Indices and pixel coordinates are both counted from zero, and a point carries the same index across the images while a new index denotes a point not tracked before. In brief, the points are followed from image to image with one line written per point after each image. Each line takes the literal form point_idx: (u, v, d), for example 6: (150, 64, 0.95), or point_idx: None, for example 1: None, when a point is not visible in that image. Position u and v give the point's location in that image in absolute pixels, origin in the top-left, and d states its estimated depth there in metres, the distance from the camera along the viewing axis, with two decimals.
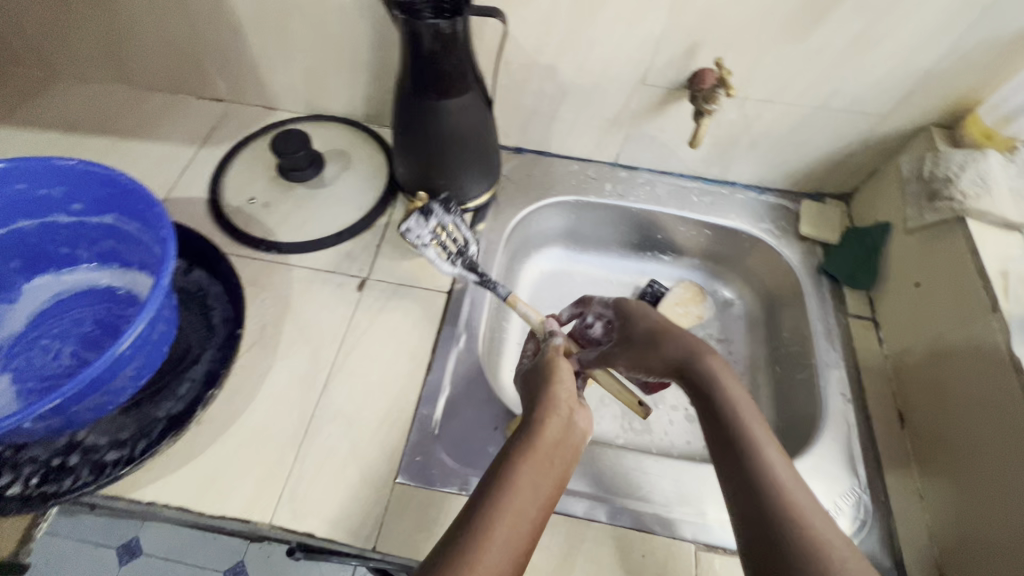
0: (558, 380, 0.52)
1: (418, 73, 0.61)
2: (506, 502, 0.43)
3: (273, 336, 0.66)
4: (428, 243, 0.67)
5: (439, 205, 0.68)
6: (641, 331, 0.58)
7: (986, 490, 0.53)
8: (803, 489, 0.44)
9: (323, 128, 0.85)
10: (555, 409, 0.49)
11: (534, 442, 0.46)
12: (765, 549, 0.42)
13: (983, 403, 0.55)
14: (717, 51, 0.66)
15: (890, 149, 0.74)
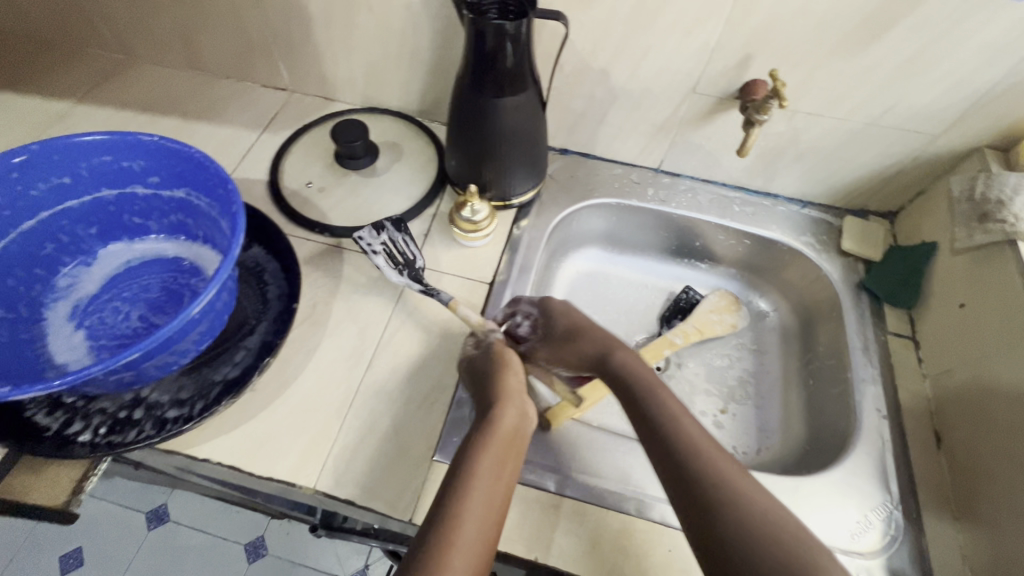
0: (506, 379, 0.61)
1: (479, 71, 0.64)
2: (472, 488, 0.50)
3: (324, 313, 0.69)
4: (377, 251, 0.69)
5: (393, 223, 0.72)
6: (563, 327, 0.69)
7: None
8: (713, 444, 0.55)
9: (378, 120, 0.88)
10: (506, 405, 0.58)
11: (490, 435, 0.55)
12: (692, 497, 0.51)
13: None
14: (771, 63, 0.67)
15: (940, 169, 0.74)
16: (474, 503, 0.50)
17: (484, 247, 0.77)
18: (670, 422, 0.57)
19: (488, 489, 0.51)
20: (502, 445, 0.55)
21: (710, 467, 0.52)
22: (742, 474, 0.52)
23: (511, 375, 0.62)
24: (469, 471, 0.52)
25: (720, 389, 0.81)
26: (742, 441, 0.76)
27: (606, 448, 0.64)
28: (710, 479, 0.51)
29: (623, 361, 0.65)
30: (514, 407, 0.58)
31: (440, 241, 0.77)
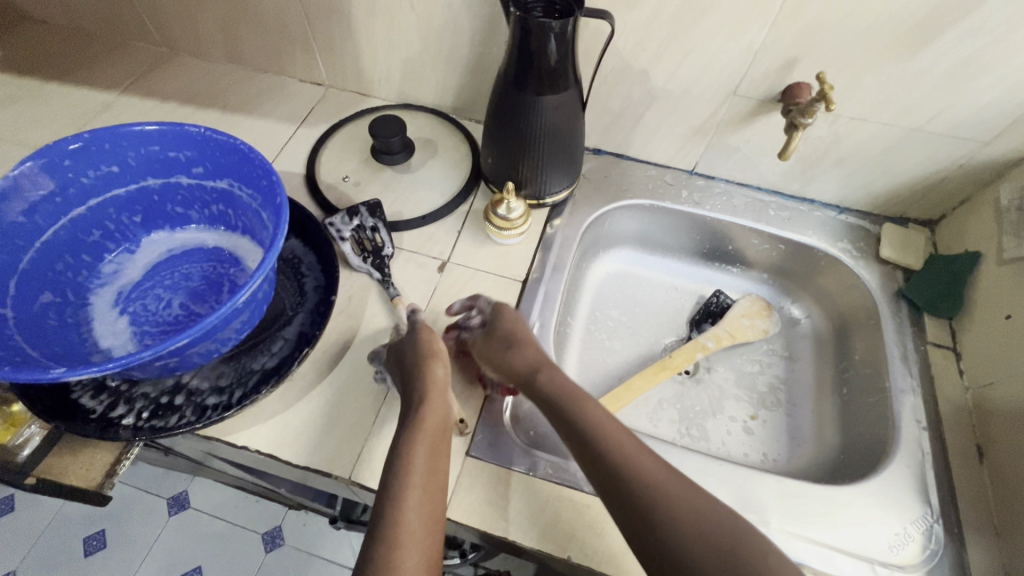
0: (430, 375, 0.57)
1: (522, 67, 0.64)
2: (405, 505, 0.48)
3: (359, 306, 0.70)
4: (345, 237, 0.72)
5: (366, 209, 0.74)
6: (494, 334, 0.63)
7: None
8: (645, 451, 0.52)
9: (414, 117, 0.89)
10: (431, 404, 0.55)
11: (416, 440, 0.52)
12: (629, 509, 0.49)
13: None
14: (817, 66, 0.66)
15: (987, 177, 0.72)
16: (408, 525, 0.47)
17: (517, 245, 0.77)
18: (596, 438, 0.53)
19: (422, 501, 0.49)
20: (431, 447, 0.52)
21: (640, 480, 0.50)
22: (681, 481, 0.50)
23: (435, 371, 0.58)
24: (399, 485, 0.49)
25: (750, 395, 0.80)
26: (773, 448, 0.76)
27: None
28: (642, 497, 0.49)
29: (544, 371, 0.60)
30: (439, 402, 0.56)
31: (474, 237, 0.77)
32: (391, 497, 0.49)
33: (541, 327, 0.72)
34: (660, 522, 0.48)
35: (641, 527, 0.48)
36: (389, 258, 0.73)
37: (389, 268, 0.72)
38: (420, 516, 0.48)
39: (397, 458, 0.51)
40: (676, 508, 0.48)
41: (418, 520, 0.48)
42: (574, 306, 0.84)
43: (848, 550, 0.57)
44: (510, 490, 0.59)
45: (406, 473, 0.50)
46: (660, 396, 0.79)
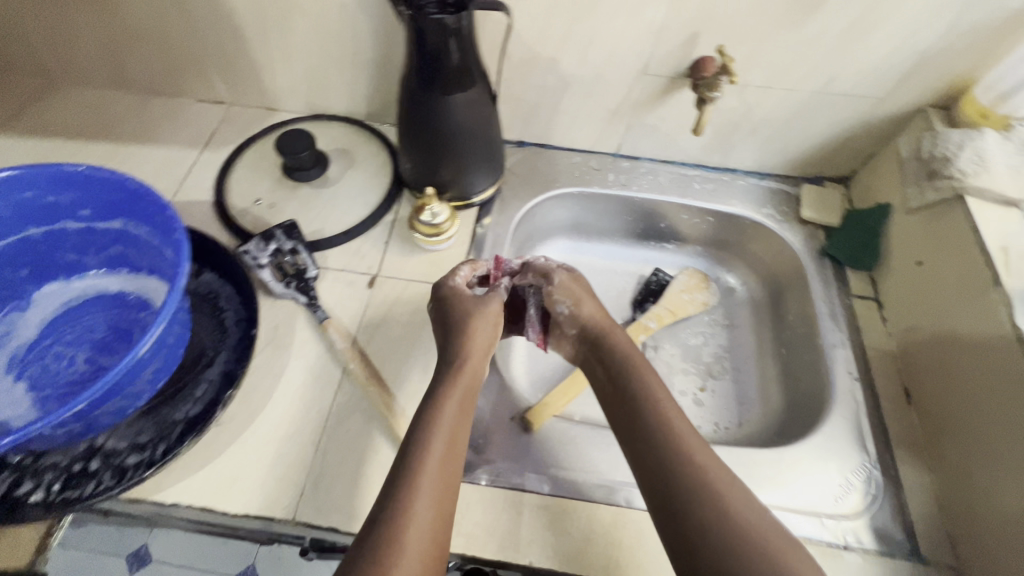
0: (474, 334, 0.62)
1: (423, 67, 0.61)
2: (427, 453, 0.52)
3: (287, 335, 0.66)
4: (264, 264, 0.68)
5: (283, 230, 0.69)
6: (568, 290, 0.66)
7: (998, 458, 0.54)
8: (706, 450, 0.53)
9: (326, 128, 0.85)
10: (466, 365, 0.60)
11: (444, 399, 0.56)
12: (671, 493, 0.50)
13: (989, 375, 0.56)
14: (717, 40, 0.66)
15: (888, 131, 0.75)
16: (428, 471, 0.51)
17: (448, 249, 0.75)
18: (649, 403, 0.57)
19: (442, 457, 0.52)
20: (459, 407, 0.57)
21: (697, 475, 0.51)
22: (734, 484, 0.51)
23: (477, 332, 0.63)
24: (424, 439, 0.53)
25: (698, 367, 0.81)
26: (723, 417, 0.77)
27: (589, 444, 0.64)
28: (679, 471, 0.51)
29: (608, 335, 0.65)
30: (473, 365, 0.61)
31: (402, 247, 0.75)
32: (415, 448, 0.52)
33: None
34: (689, 498, 0.50)
35: (678, 505, 0.49)
36: (314, 279, 0.69)
37: (314, 291, 0.69)
38: (439, 468, 0.51)
39: (426, 413, 0.55)
40: (714, 486, 0.50)
41: (439, 468, 0.51)
42: None
43: (797, 508, 0.59)
44: (465, 503, 0.57)
45: (430, 427, 0.54)
46: None
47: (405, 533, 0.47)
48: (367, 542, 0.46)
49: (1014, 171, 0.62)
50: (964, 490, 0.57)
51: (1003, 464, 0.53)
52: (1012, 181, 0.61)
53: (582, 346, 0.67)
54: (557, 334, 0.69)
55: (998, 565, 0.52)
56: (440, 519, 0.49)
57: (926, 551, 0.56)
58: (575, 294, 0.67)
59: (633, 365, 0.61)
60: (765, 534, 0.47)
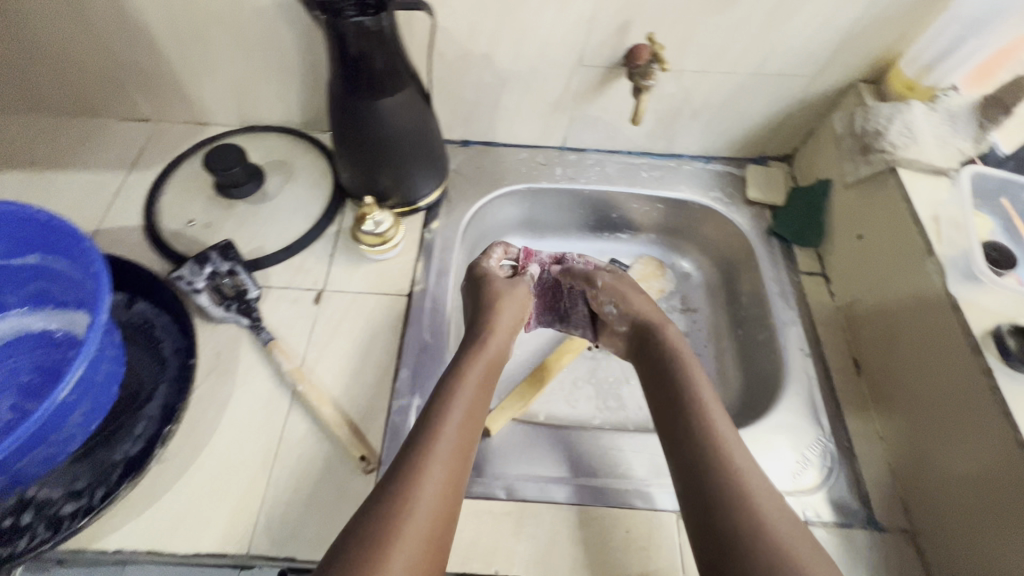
0: (501, 310, 0.65)
1: (348, 72, 0.59)
2: (449, 413, 0.53)
3: (231, 360, 0.64)
4: (201, 289, 0.64)
5: (218, 252, 0.65)
6: (613, 286, 0.68)
7: (942, 427, 0.55)
8: (737, 440, 0.52)
9: (261, 140, 0.82)
10: (490, 338, 0.62)
11: (466, 373, 0.58)
12: (692, 467, 0.50)
13: (929, 341, 0.57)
14: (648, 27, 0.66)
15: (823, 108, 0.76)
16: (447, 436, 0.51)
17: (396, 257, 0.73)
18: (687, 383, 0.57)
19: (462, 421, 0.53)
20: (480, 384, 0.58)
21: (722, 454, 0.50)
22: (759, 476, 0.49)
23: (503, 312, 0.65)
24: (447, 402, 0.54)
25: None
26: None
27: (549, 444, 0.63)
28: (704, 446, 0.51)
29: (659, 331, 0.64)
30: (496, 342, 0.62)
31: (347, 259, 0.72)
32: (436, 414, 0.53)
33: (435, 335, 0.68)
34: (709, 471, 0.49)
35: (697, 478, 0.49)
36: (256, 300, 0.67)
37: (257, 311, 0.66)
38: (458, 436, 0.52)
39: (449, 382, 0.56)
40: (735, 469, 0.49)
41: (458, 430, 0.53)
42: None
43: None
44: None
45: (452, 397, 0.55)
46: (574, 376, 0.79)
47: (418, 491, 0.47)
48: (380, 498, 0.46)
49: (941, 141, 0.63)
50: (912, 458, 0.58)
51: (945, 433, 0.55)
52: (939, 151, 0.63)
53: (629, 341, 0.68)
54: (606, 330, 0.71)
55: (949, 526, 0.53)
56: (454, 484, 0.49)
57: (881, 519, 0.58)
58: (621, 291, 0.68)
59: (678, 351, 0.61)
60: (783, 532, 0.45)
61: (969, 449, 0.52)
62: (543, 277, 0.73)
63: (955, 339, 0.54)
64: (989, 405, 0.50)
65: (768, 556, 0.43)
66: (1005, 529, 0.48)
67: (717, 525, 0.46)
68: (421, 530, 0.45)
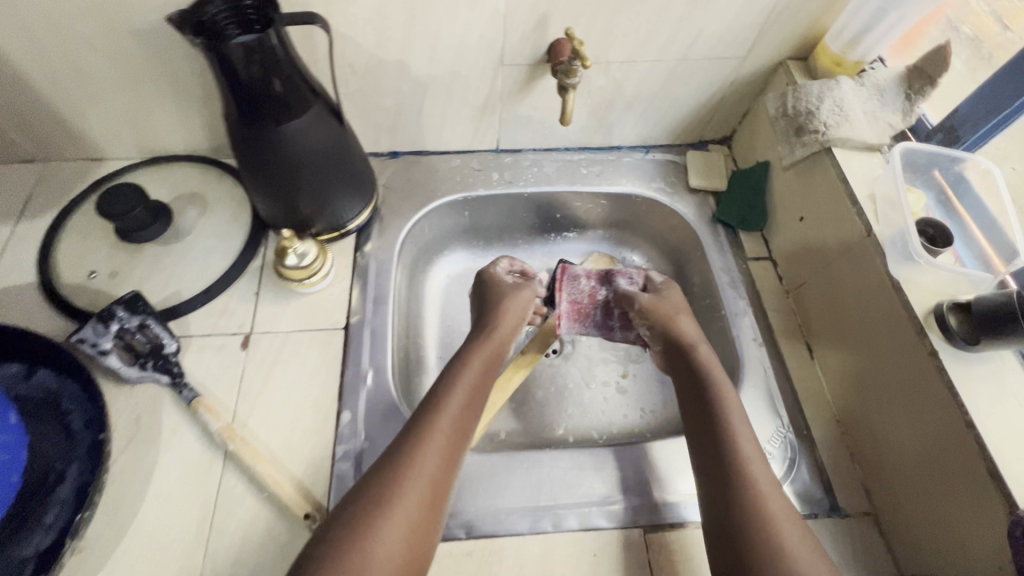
0: (505, 310, 0.65)
1: (241, 99, 0.52)
2: (447, 400, 0.55)
3: (152, 425, 0.58)
4: (108, 350, 0.58)
5: (122, 306, 0.59)
6: (650, 306, 0.65)
7: (887, 402, 0.56)
8: (759, 456, 0.53)
9: (166, 173, 0.75)
10: (496, 332, 0.63)
11: (469, 365, 0.59)
12: (716, 475, 0.52)
13: (875, 321, 0.57)
14: (567, 21, 0.62)
15: (756, 89, 0.75)
16: (442, 425, 0.53)
17: (328, 288, 0.68)
18: (705, 377, 0.59)
19: (459, 410, 0.55)
20: (480, 374, 0.59)
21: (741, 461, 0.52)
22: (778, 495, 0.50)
23: (507, 318, 0.65)
24: (447, 389, 0.56)
25: (616, 354, 0.80)
26: (647, 401, 0.76)
27: (506, 470, 0.58)
28: (717, 436, 0.54)
29: (695, 350, 0.62)
30: (501, 338, 0.63)
31: (275, 295, 0.67)
32: (437, 399, 0.55)
33: (376, 370, 0.64)
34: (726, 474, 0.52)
35: (718, 485, 0.52)
36: (175, 354, 0.61)
37: (178, 366, 0.60)
38: (455, 421, 0.54)
39: (451, 372, 0.59)
40: (755, 483, 0.51)
41: (456, 417, 0.54)
42: (419, 327, 0.77)
43: None
44: None
45: (453, 386, 0.57)
46: (533, 385, 0.76)
47: (410, 473, 0.49)
48: (379, 470, 0.49)
49: (871, 117, 0.62)
50: (868, 441, 0.58)
51: (883, 397, 0.56)
52: (871, 127, 0.62)
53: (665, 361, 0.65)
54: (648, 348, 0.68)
55: (906, 507, 0.54)
56: (447, 463, 0.51)
57: (844, 505, 0.58)
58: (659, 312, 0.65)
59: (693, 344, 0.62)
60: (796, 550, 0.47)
61: (917, 427, 0.52)
62: (579, 288, 0.70)
63: (901, 321, 0.53)
64: (934, 379, 0.50)
65: (763, 537, 0.47)
66: (949, 493, 0.49)
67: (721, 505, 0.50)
68: (410, 509, 0.48)
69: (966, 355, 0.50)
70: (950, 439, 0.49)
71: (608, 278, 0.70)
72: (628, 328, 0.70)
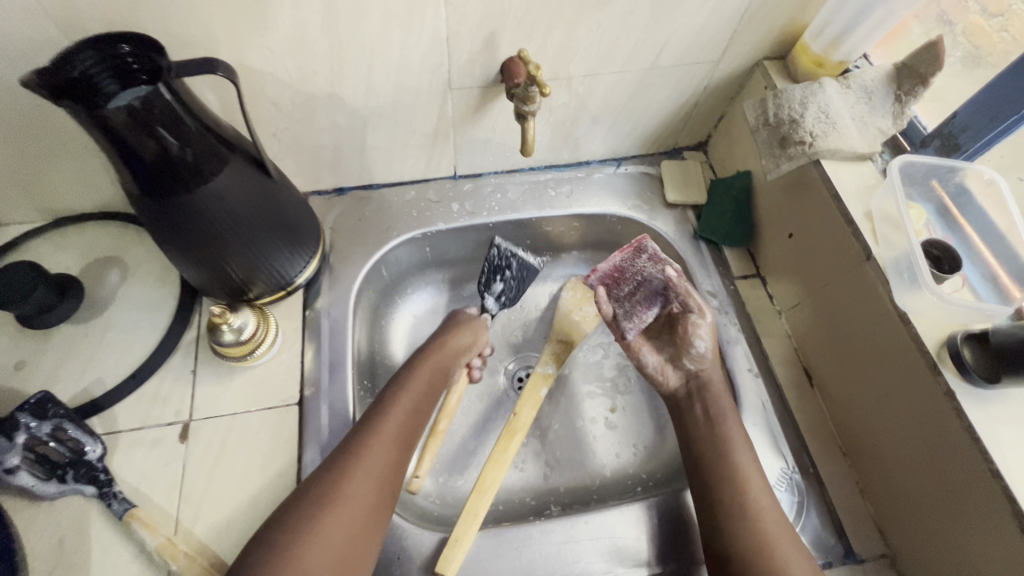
0: (451, 332, 0.63)
1: (138, 170, 0.43)
2: (388, 408, 0.55)
3: (79, 547, 0.50)
4: (18, 465, 0.49)
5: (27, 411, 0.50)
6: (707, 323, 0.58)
7: (866, 401, 0.54)
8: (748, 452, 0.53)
9: (70, 240, 0.64)
10: (447, 340, 0.63)
11: (419, 363, 0.60)
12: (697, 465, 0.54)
13: (864, 336, 0.54)
14: (520, 38, 0.54)
15: (732, 92, 0.68)
16: (383, 436, 0.52)
17: (276, 357, 0.60)
18: (710, 401, 0.56)
19: (402, 418, 0.55)
20: (428, 374, 0.59)
21: (719, 449, 0.53)
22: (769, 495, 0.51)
23: (458, 335, 0.64)
24: (390, 398, 0.56)
25: (604, 386, 0.73)
26: (640, 436, 0.69)
27: (496, 552, 0.53)
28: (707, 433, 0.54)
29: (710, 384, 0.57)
30: (447, 350, 0.62)
31: (214, 372, 0.59)
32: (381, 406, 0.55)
33: None
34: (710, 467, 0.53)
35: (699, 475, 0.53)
36: (100, 458, 0.52)
37: (105, 473, 0.52)
38: (404, 418, 0.55)
39: (398, 378, 0.58)
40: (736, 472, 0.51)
41: (398, 426, 0.54)
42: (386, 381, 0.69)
43: None
44: None
45: (398, 395, 0.56)
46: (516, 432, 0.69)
47: (350, 486, 0.49)
48: (310, 491, 0.48)
49: (859, 124, 0.57)
50: (870, 460, 0.55)
51: (855, 380, 0.56)
52: (860, 136, 0.56)
53: (691, 382, 0.58)
54: (667, 355, 0.60)
55: (903, 520, 0.52)
56: (387, 476, 0.51)
57: (860, 549, 0.54)
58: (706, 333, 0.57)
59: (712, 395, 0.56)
60: (778, 540, 0.48)
61: (903, 435, 0.51)
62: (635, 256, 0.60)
63: (895, 341, 0.50)
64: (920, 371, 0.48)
65: (742, 528, 0.49)
66: (931, 481, 0.48)
67: (704, 488, 0.52)
68: (344, 522, 0.47)
69: (982, 392, 0.46)
70: (918, 417, 0.49)
71: (671, 265, 0.60)
72: (640, 315, 0.60)
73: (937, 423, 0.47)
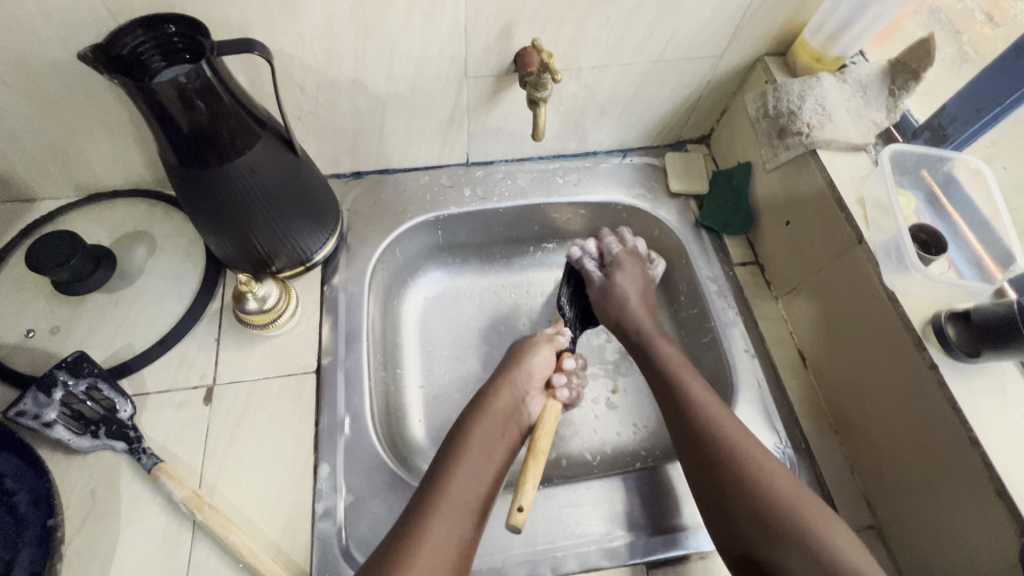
0: (503, 379, 0.62)
1: (177, 140, 0.47)
2: (459, 461, 0.54)
3: (109, 499, 0.53)
4: (56, 421, 0.52)
5: (64, 369, 0.53)
6: (624, 292, 0.68)
7: (861, 387, 0.57)
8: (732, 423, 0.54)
9: (102, 214, 0.67)
10: (504, 382, 0.62)
11: (484, 412, 0.59)
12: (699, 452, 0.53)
13: (859, 328, 0.56)
14: (534, 29, 0.58)
15: (734, 86, 0.72)
16: (454, 489, 0.52)
17: (295, 328, 0.63)
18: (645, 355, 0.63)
19: (472, 468, 0.54)
20: (494, 422, 0.58)
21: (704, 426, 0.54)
22: (777, 475, 0.51)
23: (517, 377, 0.62)
24: (459, 449, 0.55)
25: (605, 367, 0.75)
26: (639, 415, 0.72)
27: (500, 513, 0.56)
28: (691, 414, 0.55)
29: (656, 346, 0.63)
30: (509, 395, 0.61)
31: (237, 340, 0.62)
32: (450, 460, 0.54)
33: (353, 416, 0.60)
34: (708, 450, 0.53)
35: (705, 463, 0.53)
36: (130, 418, 0.55)
37: (134, 430, 0.55)
38: (476, 469, 0.54)
39: (464, 427, 0.58)
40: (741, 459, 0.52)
41: (467, 478, 0.53)
42: (397, 355, 0.72)
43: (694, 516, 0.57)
44: None
45: (466, 444, 0.56)
46: None
47: (425, 541, 0.48)
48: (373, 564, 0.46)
49: (854, 117, 0.60)
50: (863, 441, 0.57)
51: (858, 367, 0.57)
52: (854, 128, 0.59)
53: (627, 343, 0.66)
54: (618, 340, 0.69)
55: (897, 506, 0.54)
56: (464, 529, 0.50)
57: (847, 520, 0.56)
58: (609, 292, 0.68)
59: (653, 342, 0.63)
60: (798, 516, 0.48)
61: (908, 432, 0.52)
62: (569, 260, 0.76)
63: (895, 335, 0.52)
64: (933, 396, 0.48)
65: (763, 511, 0.49)
66: (927, 469, 0.50)
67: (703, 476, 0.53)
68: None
69: (964, 367, 0.48)
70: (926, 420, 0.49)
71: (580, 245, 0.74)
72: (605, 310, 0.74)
73: (927, 407, 0.49)
